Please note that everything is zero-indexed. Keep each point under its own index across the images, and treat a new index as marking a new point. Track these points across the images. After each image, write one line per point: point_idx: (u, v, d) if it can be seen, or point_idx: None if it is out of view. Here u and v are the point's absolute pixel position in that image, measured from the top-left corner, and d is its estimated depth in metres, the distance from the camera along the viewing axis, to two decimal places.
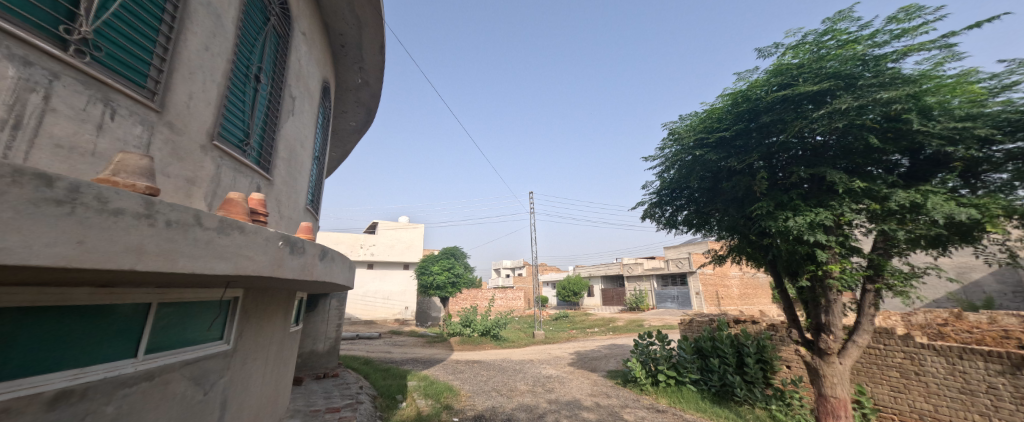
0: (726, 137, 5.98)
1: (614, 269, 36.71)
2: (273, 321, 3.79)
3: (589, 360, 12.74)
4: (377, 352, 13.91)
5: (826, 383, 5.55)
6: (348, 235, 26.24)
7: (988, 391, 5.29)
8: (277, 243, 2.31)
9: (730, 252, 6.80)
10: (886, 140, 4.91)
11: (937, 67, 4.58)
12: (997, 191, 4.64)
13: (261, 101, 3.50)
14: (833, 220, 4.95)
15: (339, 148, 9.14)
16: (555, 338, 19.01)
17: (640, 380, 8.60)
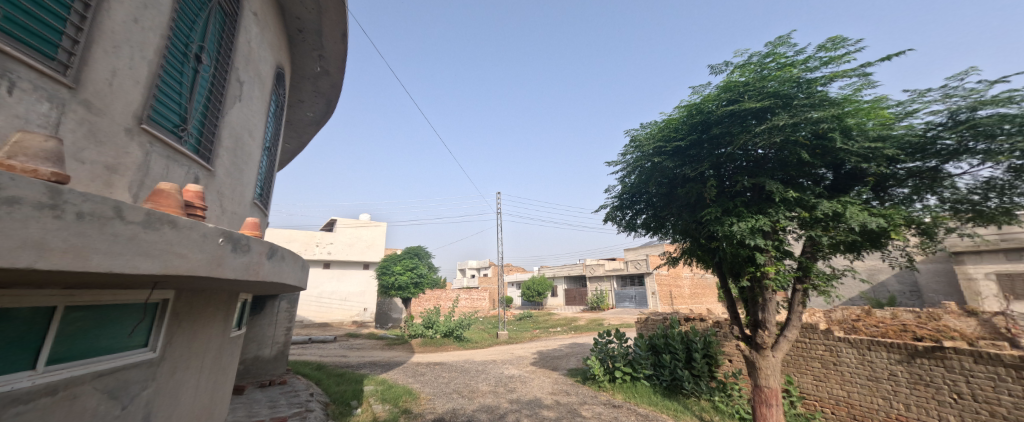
0: (681, 146, 6.35)
1: (577, 270, 37.69)
2: (211, 325, 3.46)
3: (551, 360, 12.98)
4: (332, 356, 13.20)
5: (761, 375, 6.09)
6: (302, 233, 24.62)
7: (889, 377, 6.06)
8: (216, 240, 2.12)
9: (683, 255, 7.23)
10: (815, 155, 5.47)
11: (856, 93, 5.20)
12: (900, 204, 5.38)
13: (202, 84, 3.19)
14: (770, 225, 5.45)
15: (293, 139, 8.57)
16: (519, 338, 19.14)
17: (598, 377, 8.90)
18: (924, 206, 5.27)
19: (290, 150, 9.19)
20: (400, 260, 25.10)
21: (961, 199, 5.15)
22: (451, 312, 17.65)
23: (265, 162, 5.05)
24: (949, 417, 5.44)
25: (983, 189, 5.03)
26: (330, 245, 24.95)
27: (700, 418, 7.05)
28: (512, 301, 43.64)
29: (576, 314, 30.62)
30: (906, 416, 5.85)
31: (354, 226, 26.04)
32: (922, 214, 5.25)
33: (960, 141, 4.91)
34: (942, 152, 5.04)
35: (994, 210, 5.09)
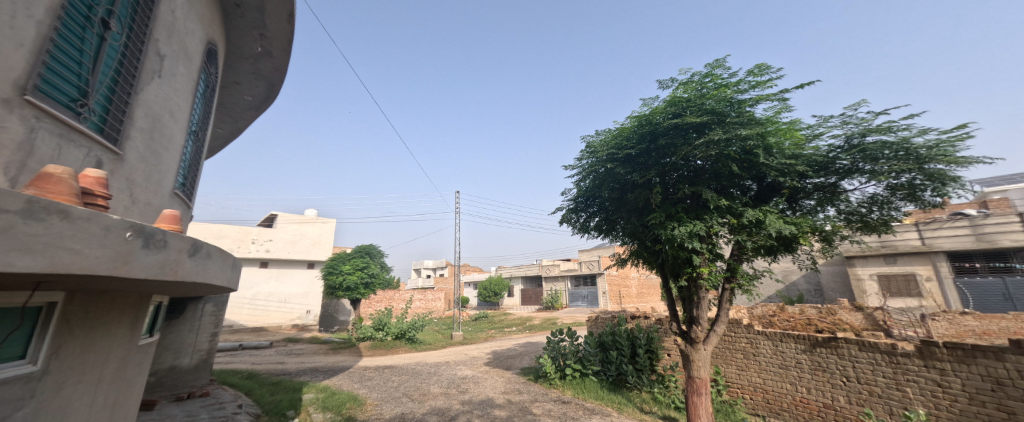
0: (631, 154, 6.73)
1: (534, 270, 38.33)
2: (113, 332, 3.00)
3: (504, 359, 13.07)
4: (266, 363, 12.07)
5: (694, 367, 6.65)
6: (235, 228, 22.28)
7: (795, 365, 6.94)
8: (124, 235, 1.84)
9: (631, 256, 7.68)
10: (743, 168, 6.09)
11: (776, 115, 5.88)
12: (807, 214, 6.21)
13: (109, 53, 2.75)
14: (705, 230, 5.97)
15: (227, 124, 7.72)
16: (473, 338, 18.99)
17: (550, 374, 9.12)
18: (825, 216, 6.13)
19: (221, 137, 8.27)
20: (349, 259, 22.82)
21: (852, 211, 6.07)
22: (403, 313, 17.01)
23: (190, 147, 4.49)
24: (839, 397, 6.33)
25: (870, 204, 5.96)
26: (269, 242, 22.81)
27: (641, 409, 7.52)
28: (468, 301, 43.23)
29: (530, 314, 31.10)
30: (808, 398, 6.73)
31: (297, 222, 24.05)
32: (824, 223, 6.10)
33: (853, 162, 5.78)
34: (840, 170, 5.89)
35: (877, 221, 6.05)
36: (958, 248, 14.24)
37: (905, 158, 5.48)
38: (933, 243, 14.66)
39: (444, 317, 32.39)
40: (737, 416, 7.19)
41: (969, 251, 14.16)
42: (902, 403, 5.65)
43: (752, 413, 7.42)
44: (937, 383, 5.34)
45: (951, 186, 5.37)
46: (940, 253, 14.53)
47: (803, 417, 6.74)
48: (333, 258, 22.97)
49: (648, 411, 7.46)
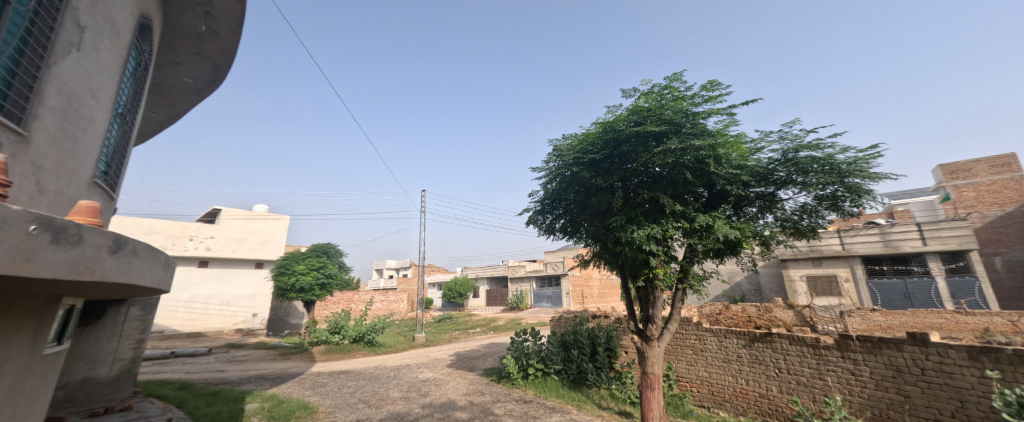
0: (595, 159, 6.97)
1: (499, 271, 38.37)
2: (8, 340, 2.58)
3: (467, 360, 12.93)
4: (204, 371, 10.98)
5: (648, 363, 7.00)
6: (170, 223, 20.15)
7: (736, 358, 7.53)
8: (27, 228, 1.60)
9: (593, 258, 7.96)
10: (696, 176, 6.52)
11: (726, 128, 6.34)
12: (749, 220, 6.77)
13: (13, 18, 2.40)
14: (661, 233, 6.30)
15: (162, 109, 6.95)
16: (436, 340, 18.61)
17: (512, 375, 9.17)
18: (765, 222, 6.73)
19: (155, 122, 7.44)
20: (303, 258, 20.44)
21: (787, 218, 6.70)
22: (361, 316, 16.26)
23: (116, 131, 3.98)
24: (772, 387, 6.94)
25: (801, 212, 6.62)
26: (210, 239, 20.73)
27: (599, 406, 7.78)
28: (432, 302, 42.35)
29: (494, 315, 31.07)
30: (746, 388, 7.32)
31: (244, 218, 22.16)
32: (763, 228, 6.69)
33: (788, 174, 6.39)
34: (777, 181, 6.49)
35: (807, 228, 6.73)
36: (870, 253, 16.23)
37: (830, 172, 6.15)
38: (851, 248, 16.59)
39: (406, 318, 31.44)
40: (685, 409, 7.73)
41: (879, 255, 16.19)
42: (823, 391, 6.30)
43: (699, 405, 7.96)
44: (850, 371, 6.01)
45: (866, 198, 6.11)
46: (856, 257, 16.48)
47: (742, 407, 7.32)
48: (284, 257, 20.44)
49: (606, 407, 7.73)
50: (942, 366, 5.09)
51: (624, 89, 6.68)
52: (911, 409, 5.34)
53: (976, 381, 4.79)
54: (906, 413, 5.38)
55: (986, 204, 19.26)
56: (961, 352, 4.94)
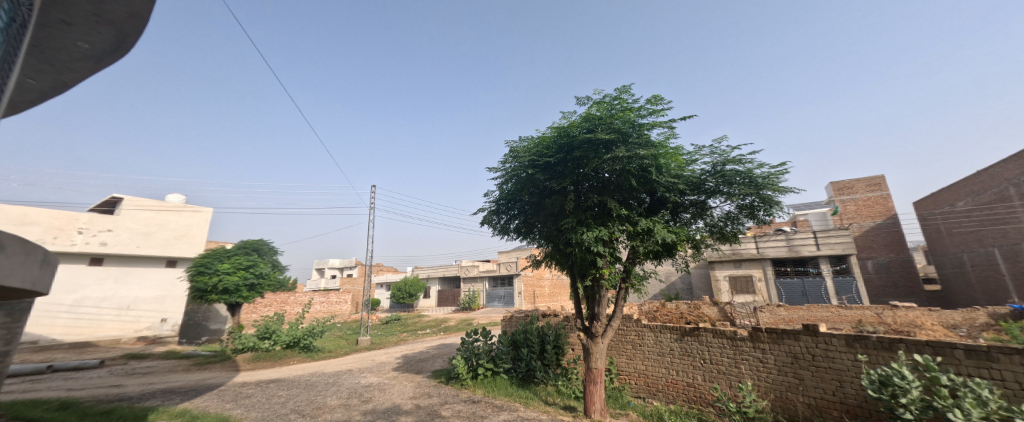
0: (550, 162, 7.17)
1: (451, 270, 37.74)
2: None
3: (415, 363, 12.51)
4: (93, 387, 9.30)
5: (592, 358, 7.35)
6: (50, 213, 16.75)
7: (668, 351, 8.21)
8: None
9: (545, 258, 8.22)
10: (639, 183, 6.96)
11: (667, 140, 6.85)
12: (684, 225, 7.41)
13: None
14: (608, 235, 6.66)
15: (44, 75, 5.77)
16: (382, 343, 17.75)
17: (462, 375, 9.08)
18: (696, 227, 7.41)
19: (34, 92, 6.18)
20: (228, 255, 17.46)
21: (714, 224, 7.44)
22: (296, 320, 15.04)
23: None
24: (697, 377, 7.67)
25: (727, 219, 7.38)
26: (106, 233, 17.62)
27: (545, 402, 7.98)
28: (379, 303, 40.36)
29: (444, 316, 30.43)
30: (676, 378, 8.01)
31: (155, 209, 19.37)
32: (695, 232, 7.36)
33: (716, 184, 7.10)
34: (708, 190, 7.18)
35: (731, 233, 7.53)
36: (778, 256, 18.68)
37: (750, 184, 6.95)
38: (764, 252, 18.98)
39: (349, 321, 29.60)
40: (623, 400, 8.30)
41: (786, 258, 18.69)
42: (737, 377, 7.10)
43: (636, 396, 8.59)
44: (759, 359, 6.83)
45: (776, 208, 7.00)
46: (767, 260, 18.84)
47: (671, 396, 8.00)
48: (204, 254, 17.45)
49: (551, 403, 7.95)
50: (828, 352, 5.99)
51: (579, 97, 6.95)
52: (803, 390, 6.22)
53: (851, 363, 5.72)
54: (800, 393, 6.26)
55: (864, 216, 23.17)
56: (841, 340, 5.85)
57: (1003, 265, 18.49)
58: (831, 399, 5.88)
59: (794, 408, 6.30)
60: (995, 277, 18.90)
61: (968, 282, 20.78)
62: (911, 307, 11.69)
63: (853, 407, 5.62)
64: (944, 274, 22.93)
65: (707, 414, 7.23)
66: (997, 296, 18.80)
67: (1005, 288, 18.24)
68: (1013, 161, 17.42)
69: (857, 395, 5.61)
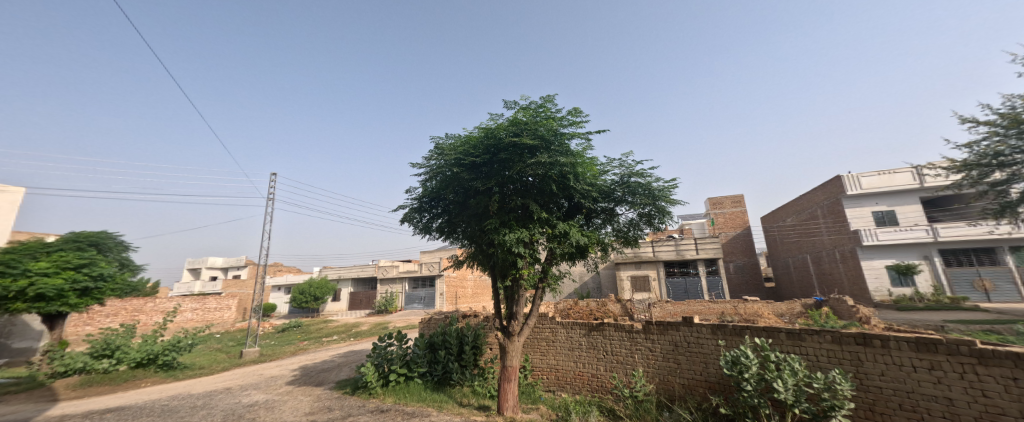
0: (475, 162, 7.18)
1: (368, 271, 34.83)
2: None
3: (316, 374, 11.23)
4: None
5: (508, 356, 7.52)
6: None
7: (576, 346, 8.89)
8: None
9: (468, 258, 8.23)
10: (559, 189, 7.36)
11: (585, 150, 7.35)
12: (595, 229, 8.09)
13: None
14: (529, 237, 6.91)
15: None
16: (275, 354, 15.49)
17: (370, 384, 8.42)
18: (605, 232, 8.16)
19: None
20: (47, 251, 13.22)
21: (620, 229, 8.29)
22: (154, 331, 12.36)
23: None
24: (599, 368, 8.46)
25: (630, 225, 8.27)
26: None
27: (459, 403, 7.91)
28: (273, 308, 35.31)
29: (355, 320, 27.97)
30: (582, 370, 8.72)
31: None
32: (604, 236, 8.10)
33: (623, 194, 7.91)
34: (616, 199, 7.95)
35: (633, 237, 8.41)
36: (669, 259, 21.86)
37: (649, 196, 7.91)
38: (657, 256, 22.01)
39: (231, 329, 25.17)
40: (535, 395, 8.70)
41: (673, 261, 21.93)
42: (631, 366, 8.03)
43: (547, 389, 9.14)
44: (649, 349, 7.81)
45: (668, 218, 8.10)
46: (660, 262, 22.05)
47: (578, 387, 8.69)
48: (5, 248, 12.82)
49: (466, 404, 7.91)
50: (698, 339, 7.13)
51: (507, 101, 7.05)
52: (680, 373, 7.31)
53: (714, 348, 6.90)
54: (678, 375, 7.33)
55: (729, 227, 28.42)
56: (708, 329, 7.03)
57: (811, 267, 24.51)
58: (699, 378, 7.02)
59: (672, 388, 7.37)
60: (807, 276, 24.96)
61: (791, 280, 27.06)
62: (756, 300, 14.66)
63: (713, 383, 6.80)
64: (777, 273, 29.41)
65: (606, 401, 8.03)
66: (808, 290, 24.81)
67: (813, 284, 24.17)
68: (820, 189, 23.26)
69: (717, 373, 6.79)
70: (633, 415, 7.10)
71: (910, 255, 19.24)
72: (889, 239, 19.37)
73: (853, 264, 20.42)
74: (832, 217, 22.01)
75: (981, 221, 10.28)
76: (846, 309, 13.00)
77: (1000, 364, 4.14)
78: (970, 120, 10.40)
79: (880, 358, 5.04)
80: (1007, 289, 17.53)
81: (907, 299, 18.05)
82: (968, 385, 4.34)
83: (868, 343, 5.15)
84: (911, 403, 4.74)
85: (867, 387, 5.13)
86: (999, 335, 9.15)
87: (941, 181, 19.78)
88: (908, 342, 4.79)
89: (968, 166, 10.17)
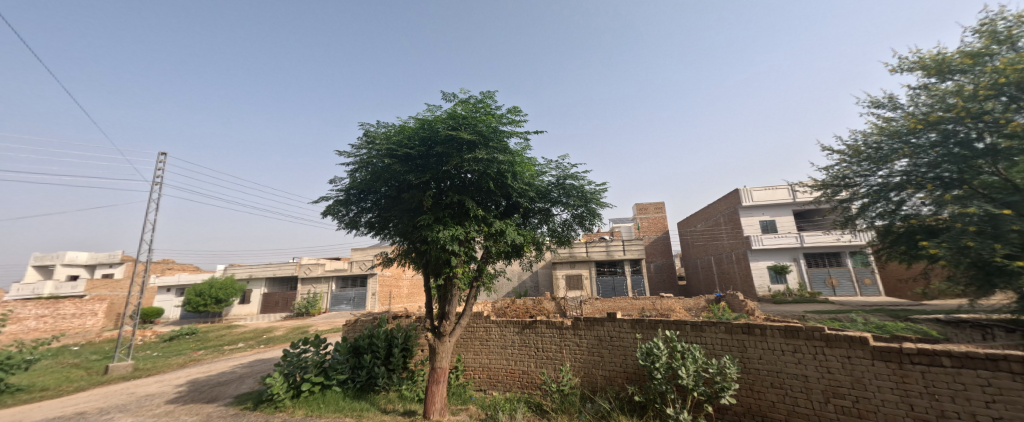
0: (410, 154, 6.91)
1: (286, 269, 31.35)
2: None
3: (209, 388, 9.77)
4: None
5: (437, 358, 7.35)
6: None
7: (508, 345, 9.04)
8: None
9: (399, 255, 7.85)
10: (497, 187, 7.40)
11: (524, 149, 7.49)
12: (532, 229, 8.32)
13: None
14: (464, 234, 6.84)
15: None
16: (156, 368, 13.07)
17: (277, 396, 7.55)
18: (541, 231, 8.42)
19: None
20: None
21: (555, 229, 8.63)
22: None
23: None
24: (530, 364, 8.71)
25: (564, 226, 8.64)
26: None
27: (382, 410, 7.53)
28: (159, 312, 29.99)
29: (267, 324, 24.99)
30: (513, 367, 8.90)
31: None
32: (539, 236, 8.35)
33: (558, 195, 8.25)
34: (552, 199, 8.26)
35: (566, 238, 8.78)
36: (599, 259, 23.42)
37: (582, 198, 8.33)
38: (587, 257, 23.48)
39: (94, 339, 20.67)
40: (466, 395, 8.66)
41: (604, 260, 23.49)
42: (559, 361, 8.40)
43: (477, 389, 9.19)
44: (576, 345, 8.24)
45: (598, 219, 8.63)
46: (591, 261, 23.53)
47: (508, 384, 8.86)
48: None
49: (390, 410, 7.57)
50: (620, 333, 7.72)
51: (445, 93, 6.90)
52: (602, 365, 7.85)
53: (633, 341, 7.54)
54: (600, 368, 7.87)
55: (651, 231, 31.40)
56: (627, 323, 7.65)
57: (713, 267, 28.20)
58: (619, 370, 7.62)
59: (595, 380, 7.90)
60: (710, 275, 28.69)
61: (698, 278, 30.86)
62: (671, 296, 16.42)
63: (630, 373, 7.45)
64: (688, 273, 33.25)
65: (534, 396, 8.31)
66: (711, 287, 28.47)
67: (715, 282, 27.82)
68: (722, 199, 26.92)
69: (633, 365, 7.44)
70: (558, 409, 7.47)
71: (784, 258, 23.22)
72: (770, 244, 23.27)
73: (744, 265, 24.05)
74: (730, 224, 25.62)
75: (833, 230, 12.83)
76: (739, 302, 15.20)
77: (840, 345, 5.20)
78: (830, 149, 12.93)
79: (759, 344, 5.98)
80: (847, 285, 22.06)
81: (781, 295, 21.81)
82: (818, 364, 5.37)
83: (751, 332, 6.06)
84: (779, 380, 5.72)
85: (749, 370, 6.05)
86: (843, 322, 11.50)
87: (806, 197, 24.16)
88: (779, 329, 5.78)
89: (826, 185, 12.63)
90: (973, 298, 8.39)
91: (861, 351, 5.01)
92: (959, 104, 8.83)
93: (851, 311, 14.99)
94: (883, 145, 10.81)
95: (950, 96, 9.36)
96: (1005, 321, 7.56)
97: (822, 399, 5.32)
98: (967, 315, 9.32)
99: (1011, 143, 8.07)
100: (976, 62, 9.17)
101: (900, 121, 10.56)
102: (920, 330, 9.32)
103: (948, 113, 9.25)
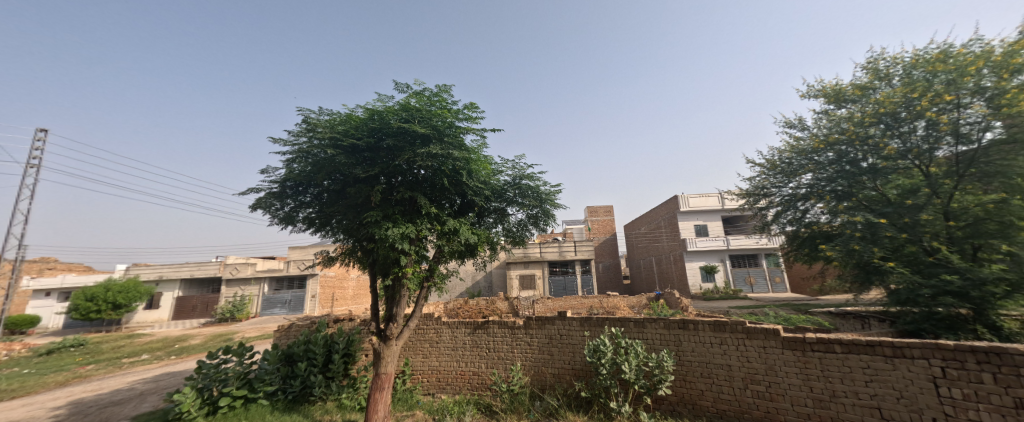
0: (357, 145, 6.54)
1: (209, 270, 28.06)
2: None
3: (101, 410, 8.40)
4: None
5: (382, 362, 7.00)
6: None
7: (459, 346, 8.90)
8: None
9: (343, 254, 7.40)
10: (451, 184, 7.24)
11: (480, 147, 7.43)
12: (486, 228, 8.30)
13: None
14: (415, 232, 6.61)
15: None
16: (26, 388, 10.90)
17: (189, 414, 6.62)
18: (495, 230, 8.42)
19: None
20: None
21: (509, 229, 8.69)
22: None
23: None
24: (480, 365, 8.66)
25: (519, 226, 8.71)
26: None
27: None
28: (34, 322, 25.14)
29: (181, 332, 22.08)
30: (464, 369, 8.78)
31: None
32: (494, 235, 8.34)
33: (513, 195, 8.31)
34: (507, 199, 8.30)
35: (520, 238, 8.87)
36: (552, 259, 24.04)
37: (537, 198, 8.47)
38: (539, 257, 23.94)
39: None
40: (412, 400, 8.39)
41: (556, 261, 24.13)
42: (511, 360, 8.46)
43: (425, 393, 8.94)
44: (528, 345, 8.35)
45: (551, 220, 8.83)
46: (544, 262, 24.08)
47: (458, 386, 8.73)
48: None
49: None
50: (569, 331, 7.96)
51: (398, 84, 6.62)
52: (552, 363, 8.04)
53: (581, 339, 7.81)
54: (550, 366, 8.06)
55: (599, 232, 32.89)
56: (577, 321, 7.92)
57: (654, 267, 30.30)
58: (567, 367, 7.86)
59: (544, 379, 8.07)
60: (652, 274, 30.72)
61: (641, 277, 32.89)
62: (617, 294, 17.33)
63: (578, 370, 7.73)
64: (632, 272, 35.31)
65: (484, 397, 8.28)
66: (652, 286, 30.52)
67: (656, 281, 29.83)
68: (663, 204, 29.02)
69: (581, 361, 7.73)
70: (507, 409, 7.54)
71: (713, 259, 25.61)
72: (703, 246, 25.51)
73: (681, 265, 26.14)
74: (670, 227, 27.70)
75: (754, 234, 14.44)
76: (676, 300, 16.46)
77: (757, 336, 5.83)
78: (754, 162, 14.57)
79: (691, 338, 6.51)
80: (763, 283, 24.87)
81: (710, 292, 23.97)
82: (739, 354, 6.00)
83: (685, 327, 6.58)
84: (707, 371, 6.28)
85: (683, 362, 6.56)
86: (760, 316, 12.93)
87: (733, 204, 26.88)
88: (708, 324, 6.34)
89: (749, 194, 14.15)
90: (857, 293, 9.93)
91: (773, 341, 5.68)
92: (850, 128, 10.42)
93: (765, 306, 16.95)
94: (794, 161, 12.41)
95: (844, 122, 11.01)
96: (879, 312, 9.06)
97: (741, 386, 5.94)
98: (852, 307, 10.95)
99: (886, 164, 9.81)
100: (864, 93, 10.88)
101: (806, 141, 12.21)
102: (817, 321, 10.79)
103: (843, 135, 10.89)
